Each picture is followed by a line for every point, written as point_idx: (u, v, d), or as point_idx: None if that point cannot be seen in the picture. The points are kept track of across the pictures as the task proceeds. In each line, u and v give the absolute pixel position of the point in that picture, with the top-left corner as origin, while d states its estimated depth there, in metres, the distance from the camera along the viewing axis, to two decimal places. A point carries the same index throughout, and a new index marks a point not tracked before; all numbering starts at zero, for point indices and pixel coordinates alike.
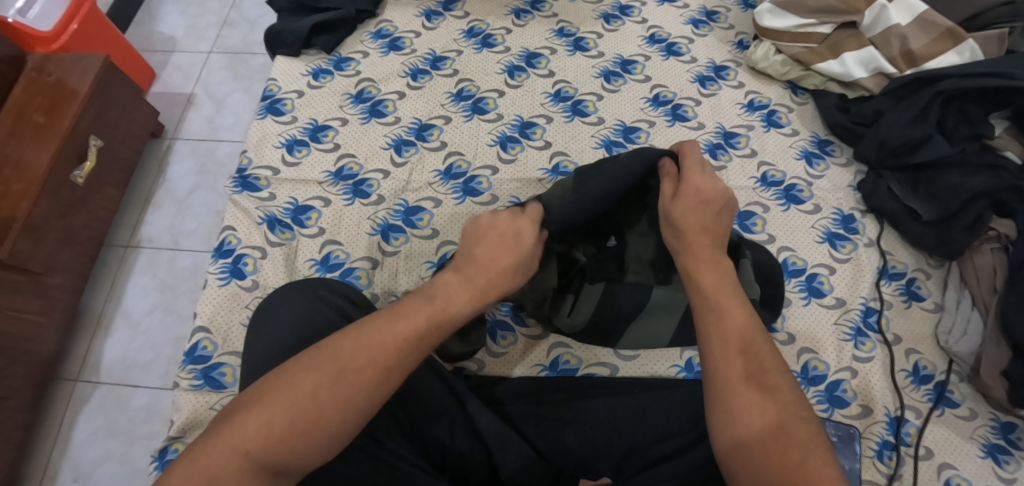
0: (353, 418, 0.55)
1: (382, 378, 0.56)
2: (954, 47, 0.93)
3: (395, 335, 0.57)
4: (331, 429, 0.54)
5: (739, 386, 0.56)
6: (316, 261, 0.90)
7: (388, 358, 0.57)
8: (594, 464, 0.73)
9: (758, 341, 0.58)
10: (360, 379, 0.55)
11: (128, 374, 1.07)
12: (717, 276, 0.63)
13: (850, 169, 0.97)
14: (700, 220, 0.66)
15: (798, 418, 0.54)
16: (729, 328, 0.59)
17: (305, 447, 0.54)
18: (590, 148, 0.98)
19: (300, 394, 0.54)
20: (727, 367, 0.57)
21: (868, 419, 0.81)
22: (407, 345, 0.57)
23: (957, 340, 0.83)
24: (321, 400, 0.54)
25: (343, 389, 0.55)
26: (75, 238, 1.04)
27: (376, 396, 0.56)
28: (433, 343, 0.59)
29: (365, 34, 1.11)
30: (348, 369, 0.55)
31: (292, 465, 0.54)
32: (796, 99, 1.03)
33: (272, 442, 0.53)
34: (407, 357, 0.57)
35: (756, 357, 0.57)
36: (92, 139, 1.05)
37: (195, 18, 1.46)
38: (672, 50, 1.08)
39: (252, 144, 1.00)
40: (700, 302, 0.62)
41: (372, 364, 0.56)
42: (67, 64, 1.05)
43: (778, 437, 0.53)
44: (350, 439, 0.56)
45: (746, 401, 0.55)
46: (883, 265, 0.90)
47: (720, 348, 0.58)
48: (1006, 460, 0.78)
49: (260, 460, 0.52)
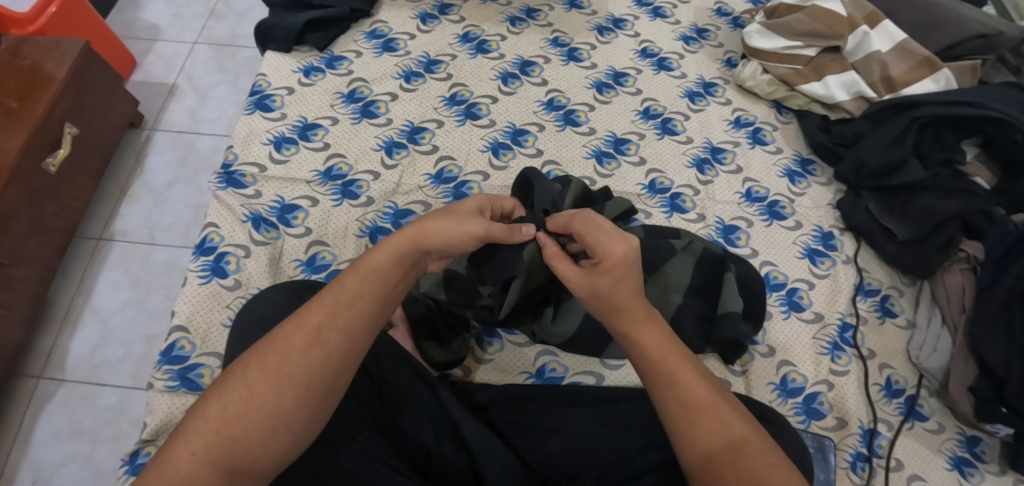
0: (290, 392, 0.56)
1: (312, 342, 0.58)
2: (931, 75, 0.97)
3: (318, 299, 0.60)
4: (267, 405, 0.55)
5: (678, 409, 0.59)
6: (302, 262, 0.88)
7: (313, 322, 0.59)
8: (579, 473, 0.73)
9: (675, 359, 0.62)
10: (290, 349, 0.57)
11: (96, 372, 1.02)
12: (658, 337, 0.63)
13: (830, 188, 1.01)
14: (612, 278, 0.63)
15: (767, 465, 0.55)
16: (653, 353, 0.62)
17: (247, 432, 0.55)
18: (582, 157, 1.00)
19: (235, 379, 0.57)
20: (664, 392, 0.60)
21: (843, 431, 0.83)
22: (333, 303, 0.60)
23: (928, 356, 0.87)
24: (251, 379, 0.56)
25: (274, 364, 0.57)
26: (45, 229, 1.00)
27: (308, 363, 0.57)
28: (361, 296, 0.61)
29: (359, 33, 1.10)
30: (277, 342, 0.58)
31: (244, 457, 0.54)
32: (781, 118, 1.06)
33: (212, 433, 0.54)
34: (335, 320, 0.59)
35: (693, 382, 0.60)
36: (67, 126, 1.01)
37: (181, 8, 1.42)
38: (663, 65, 1.10)
39: (239, 139, 0.98)
40: (652, 362, 0.62)
41: (300, 329, 0.58)
42: (43, 48, 1.01)
43: (728, 451, 0.56)
44: (294, 419, 0.56)
45: (707, 454, 0.57)
46: (859, 281, 0.93)
47: (679, 411, 0.59)
48: (971, 473, 0.82)
49: (206, 453, 0.54)
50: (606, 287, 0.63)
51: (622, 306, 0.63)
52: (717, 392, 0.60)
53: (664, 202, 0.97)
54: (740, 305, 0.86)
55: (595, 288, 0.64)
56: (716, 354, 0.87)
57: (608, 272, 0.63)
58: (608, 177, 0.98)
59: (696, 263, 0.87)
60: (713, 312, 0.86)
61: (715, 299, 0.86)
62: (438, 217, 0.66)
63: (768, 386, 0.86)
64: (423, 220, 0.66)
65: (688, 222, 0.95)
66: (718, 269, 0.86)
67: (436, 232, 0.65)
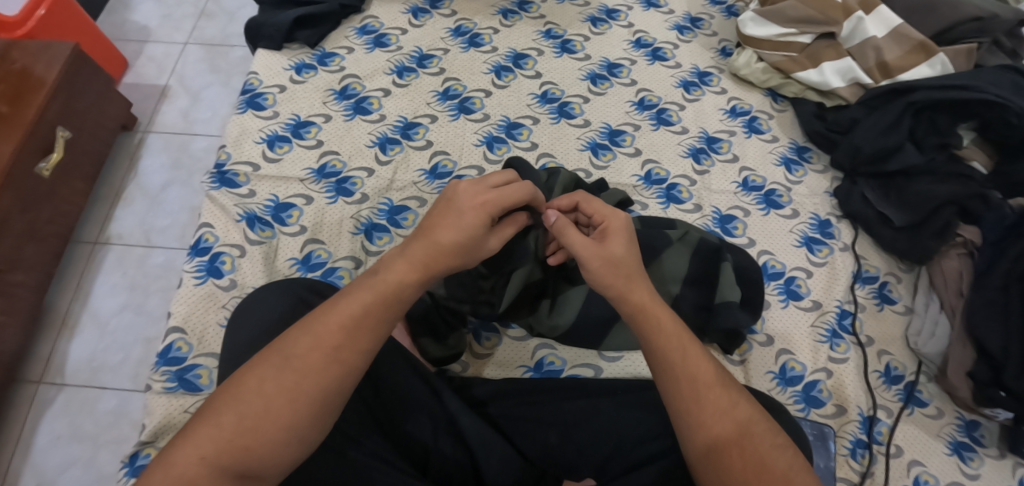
0: (305, 406, 0.56)
1: (330, 362, 0.57)
2: (926, 60, 0.97)
3: (336, 317, 0.59)
4: (283, 419, 0.55)
5: (689, 389, 0.58)
6: (298, 261, 0.88)
7: (332, 341, 0.58)
8: (578, 465, 0.74)
9: (684, 337, 0.61)
10: (307, 365, 0.57)
11: (95, 376, 1.02)
12: (669, 317, 0.63)
13: (827, 176, 1.00)
14: (622, 240, 0.66)
15: (772, 447, 0.56)
16: (666, 331, 0.61)
17: (261, 443, 0.55)
18: (576, 150, 0.99)
19: (249, 390, 0.56)
20: (673, 370, 0.59)
21: (843, 418, 0.84)
22: (352, 323, 0.59)
23: (926, 342, 0.86)
24: (267, 393, 0.56)
25: (291, 379, 0.56)
26: (40, 233, 0.99)
27: (327, 381, 0.57)
28: (381, 319, 0.60)
29: (350, 30, 1.09)
30: (293, 358, 0.57)
31: (256, 465, 0.54)
32: (776, 106, 1.06)
33: (224, 441, 0.54)
34: (352, 340, 0.58)
35: (701, 362, 0.60)
36: (59, 131, 1.00)
37: (171, 8, 1.41)
38: (658, 55, 1.09)
39: (231, 138, 0.97)
40: (663, 341, 0.61)
41: (318, 346, 0.57)
42: (33, 51, 1.00)
43: (740, 437, 0.56)
44: (308, 432, 0.56)
45: (713, 431, 0.56)
46: (857, 268, 0.93)
47: (688, 389, 0.58)
48: (971, 457, 0.82)
49: (215, 460, 0.53)
50: (619, 251, 0.65)
51: (631, 277, 0.64)
52: (722, 372, 0.61)
53: (660, 193, 0.96)
54: (738, 294, 0.86)
55: (612, 252, 0.64)
56: (715, 343, 0.87)
57: (618, 235, 0.66)
58: (603, 168, 0.98)
59: (692, 253, 0.87)
60: (711, 301, 0.85)
61: (712, 288, 0.86)
62: (451, 245, 0.62)
63: (767, 375, 0.86)
64: (438, 242, 0.62)
65: (684, 213, 0.95)
66: (715, 258, 0.86)
67: (445, 256, 0.62)
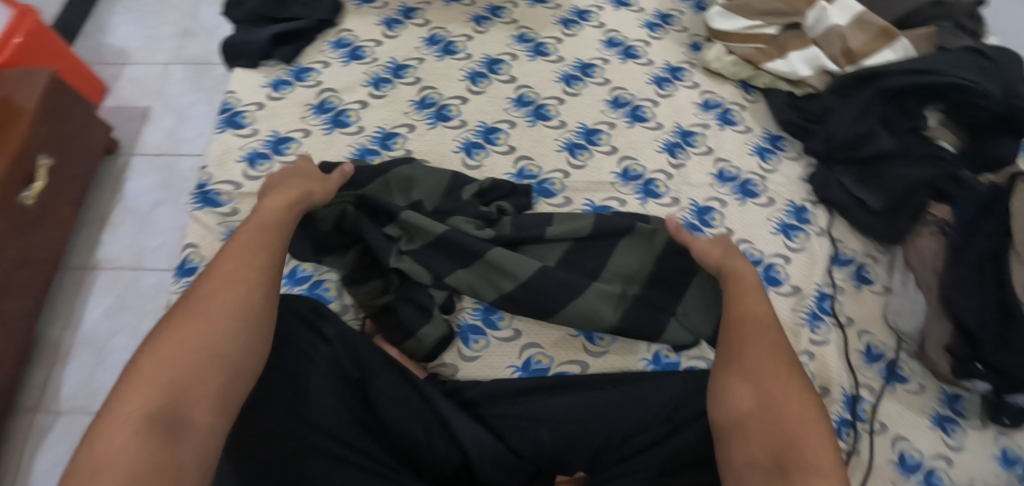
0: (217, 345, 0.60)
1: (223, 304, 0.63)
2: (889, 45, 0.99)
3: (215, 275, 0.66)
4: (193, 359, 0.59)
5: (745, 368, 0.65)
6: (285, 276, 0.89)
7: (214, 289, 0.64)
8: (569, 461, 0.75)
9: (763, 329, 0.68)
10: (200, 314, 0.62)
11: (90, 400, 1.03)
12: (760, 315, 0.70)
13: (800, 162, 1.02)
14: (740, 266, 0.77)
15: (810, 438, 0.59)
16: (743, 321, 0.70)
17: (183, 387, 0.57)
18: (554, 151, 1.01)
19: (155, 351, 0.59)
20: (740, 352, 0.67)
21: (827, 398, 0.85)
22: (229, 272, 0.66)
23: (905, 319, 0.90)
24: (170, 345, 0.59)
25: (191, 329, 0.61)
26: (30, 260, 1.00)
27: (227, 318, 0.62)
28: (258, 262, 0.68)
29: (325, 44, 1.10)
30: (186, 315, 0.62)
31: (183, 408, 0.56)
32: (748, 97, 1.08)
33: (150, 396, 0.56)
34: (234, 283, 0.65)
35: (766, 349, 0.66)
36: (43, 158, 1.01)
37: (149, 29, 1.42)
38: (630, 53, 1.11)
39: (212, 158, 0.98)
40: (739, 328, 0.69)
41: (218, 324, 0.62)
42: (13, 81, 1.01)
43: (775, 417, 0.61)
44: (224, 365, 0.60)
45: (751, 401, 0.62)
46: (834, 251, 0.95)
47: (746, 366, 0.65)
48: (953, 429, 0.83)
49: (144, 413, 0.55)
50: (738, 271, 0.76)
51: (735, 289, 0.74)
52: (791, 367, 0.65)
53: (638, 189, 0.98)
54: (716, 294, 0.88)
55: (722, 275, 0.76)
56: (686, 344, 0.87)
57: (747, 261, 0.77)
58: (581, 168, 1.00)
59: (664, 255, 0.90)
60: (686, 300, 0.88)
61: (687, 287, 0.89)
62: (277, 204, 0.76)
63: None
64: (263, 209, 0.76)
65: (663, 207, 0.97)
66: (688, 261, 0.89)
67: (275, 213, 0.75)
